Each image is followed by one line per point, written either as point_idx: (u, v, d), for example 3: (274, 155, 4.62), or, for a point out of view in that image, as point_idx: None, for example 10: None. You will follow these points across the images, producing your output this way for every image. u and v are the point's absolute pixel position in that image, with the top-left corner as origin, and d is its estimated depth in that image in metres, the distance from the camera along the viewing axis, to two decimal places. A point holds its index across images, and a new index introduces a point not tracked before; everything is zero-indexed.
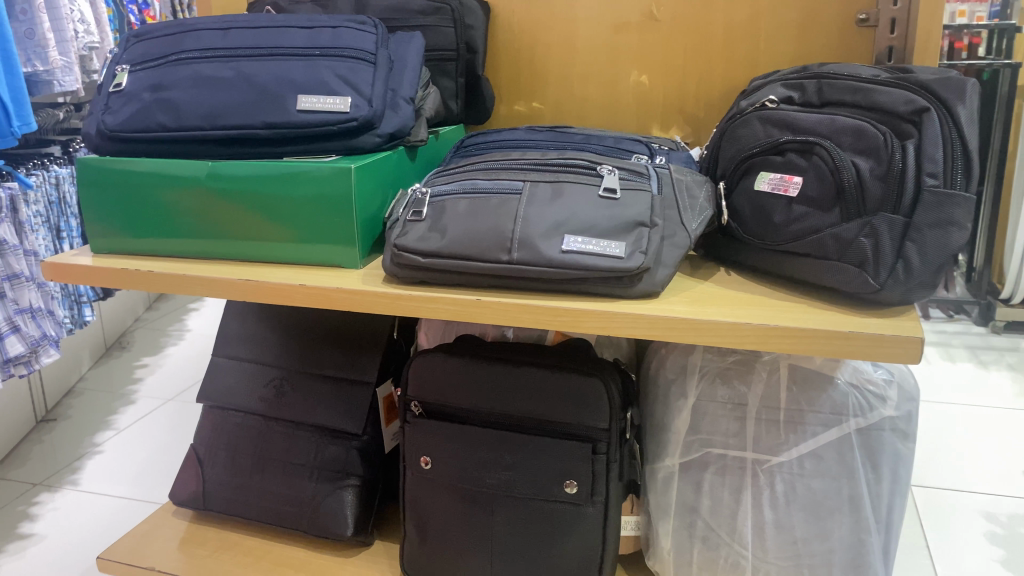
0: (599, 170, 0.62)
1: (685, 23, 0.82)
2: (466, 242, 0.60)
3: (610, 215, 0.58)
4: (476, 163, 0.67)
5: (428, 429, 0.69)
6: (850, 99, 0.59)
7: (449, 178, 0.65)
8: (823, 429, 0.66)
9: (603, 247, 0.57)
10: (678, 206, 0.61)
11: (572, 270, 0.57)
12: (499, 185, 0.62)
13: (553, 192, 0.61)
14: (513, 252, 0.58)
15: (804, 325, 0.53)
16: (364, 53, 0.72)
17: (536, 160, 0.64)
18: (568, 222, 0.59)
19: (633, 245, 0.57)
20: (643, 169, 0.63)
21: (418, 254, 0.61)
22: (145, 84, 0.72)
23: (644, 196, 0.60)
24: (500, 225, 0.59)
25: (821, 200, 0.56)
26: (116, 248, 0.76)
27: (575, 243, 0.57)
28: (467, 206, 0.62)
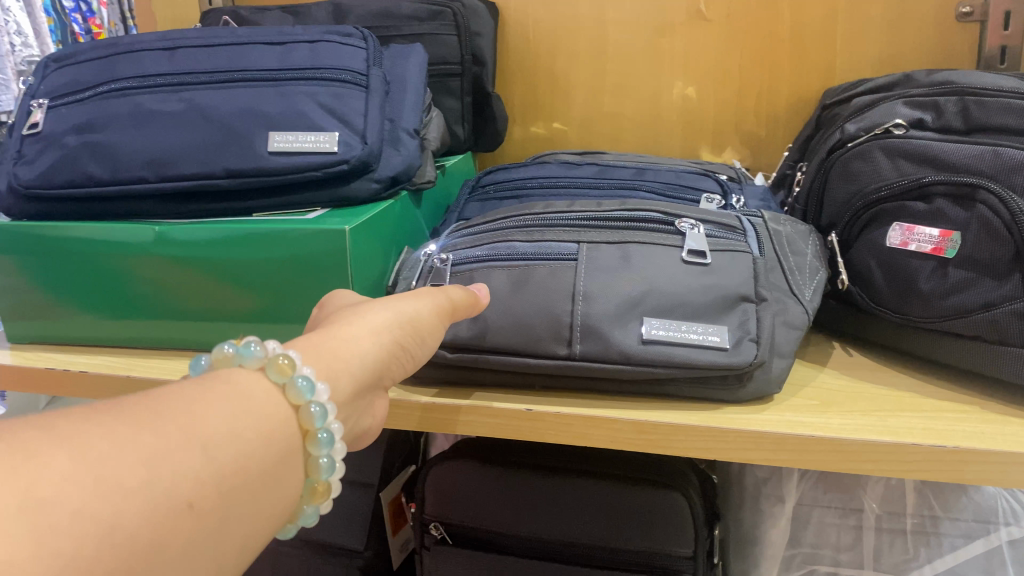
0: (677, 224, 0.46)
1: (742, 23, 0.67)
2: (510, 332, 0.43)
3: (705, 289, 0.43)
4: (507, 215, 0.50)
5: (455, 560, 0.54)
6: (1016, 124, 0.44)
7: (474, 237, 0.49)
8: (964, 542, 0.52)
9: (700, 335, 0.42)
10: (786, 269, 0.47)
11: (659, 368, 0.42)
12: (545, 248, 0.46)
13: (621, 257, 0.45)
14: (575, 345, 0.43)
15: (996, 447, 0.38)
16: (353, 75, 0.56)
17: (588, 210, 0.48)
18: (648, 300, 0.43)
19: (737, 330, 0.42)
20: (732, 219, 0.48)
21: (444, 349, 0.45)
22: (68, 123, 0.56)
23: (744, 258, 0.45)
24: (554, 308, 0.43)
25: (991, 263, 0.41)
26: (46, 334, 0.59)
27: (659, 328, 0.42)
28: (506, 279, 0.45)
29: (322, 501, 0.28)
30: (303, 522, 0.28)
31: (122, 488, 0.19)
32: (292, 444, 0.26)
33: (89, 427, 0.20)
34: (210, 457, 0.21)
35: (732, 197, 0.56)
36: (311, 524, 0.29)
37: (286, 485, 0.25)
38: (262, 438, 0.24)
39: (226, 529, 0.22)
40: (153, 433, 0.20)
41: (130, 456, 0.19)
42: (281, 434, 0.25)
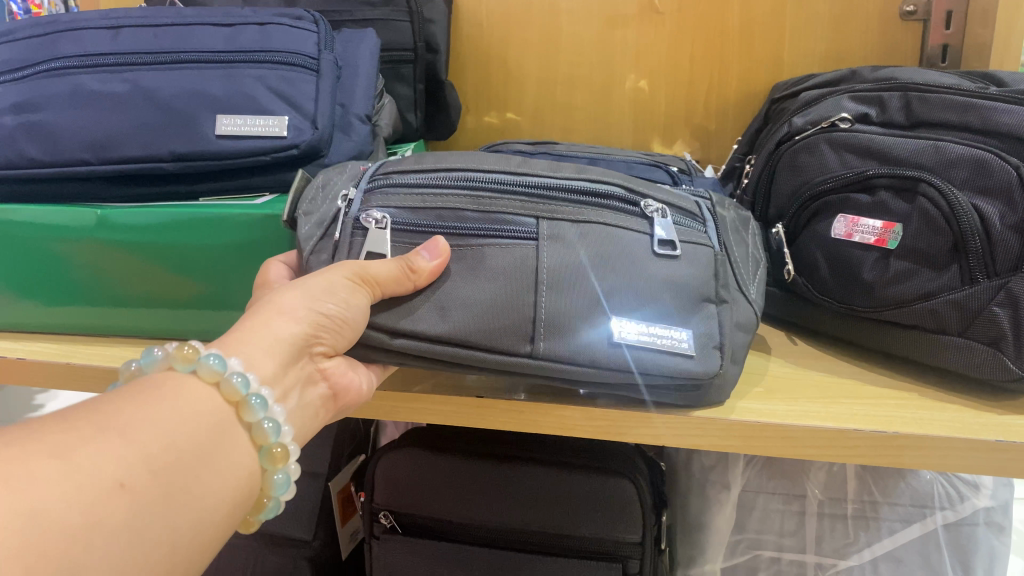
0: (643, 206, 0.43)
1: (693, 16, 0.68)
2: (473, 329, 0.40)
3: (666, 284, 0.41)
4: (442, 166, 0.44)
5: (403, 548, 0.54)
6: (957, 120, 0.45)
7: (411, 192, 0.43)
8: (902, 526, 0.53)
9: (666, 342, 0.40)
10: (734, 255, 0.45)
11: (625, 373, 0.40)
12: (499, 222, 0.42)
13: (583, 239, 0.41)
14: (539, 341, 0.40)
15: (934, 432, 0.39)
16: (302, 58, 0.55)
17: (540, 172, 0.44)
18: (610, 295, 0.40)
19: (699, 335, 0.41)
20: (692, 205, 0.46)
21: (383, 333, 0.40)
22: (3, 102, 0.54)
23: (705, 252, 0.43)
24: (515, 303, 0.40)
25: (932, 255, 0.43)
26: None
27: (626, 330, 0.40)
28: (466, 265, 0.41)
29: (283, 462, 0.32)
30: (279, 493, 0.33)
31: (41, 481, 0.22)
32: (224, 419, 0.30)
33: (27, 432, 0.23)
34: (131, 444, 0.25)
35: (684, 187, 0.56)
36: (288, 491, 0.33)
37: (224, 457, 0.29)
38: (187, 416, 0.28)
39: (155, 510, 0.25)
40: (67, 433, 0.24)
41: (43, 455, 0.23)
42: (210, 414, 0.30)
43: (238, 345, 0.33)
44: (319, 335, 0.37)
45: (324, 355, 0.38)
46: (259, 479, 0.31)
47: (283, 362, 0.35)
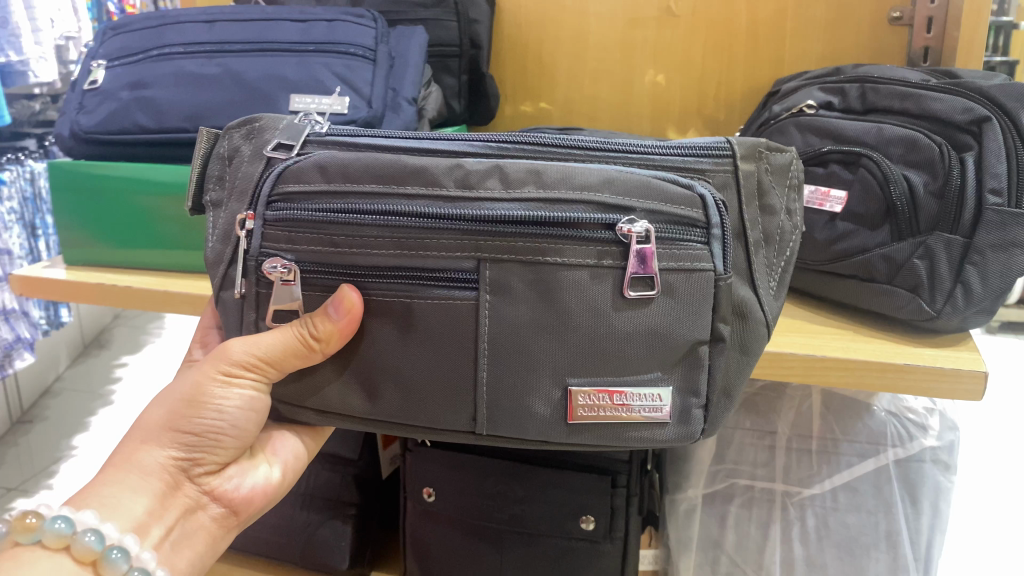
0: (618, 228, 0.40)
1: (704, 17, 0.77)
2: (402, 406, 0.45)
3: (642, 338, 0.42)
4: (351, 190, 0.42)
5: (432, 458, 0.65)
6: (899, 106, 0.53)
7: (320, 231, 0.43)
8: (858, 460, 0.62)
9: (638, 408, 0.43)
10: (749, 245, 0.45)
11: (597, 436, 0.44)
12: (429, 268, 0.42)
13: (534, 288, 0.41)
14: (481, 422, 0.44)
15: (851, 357, 0.48)
16: (362, 50, 0.66)
17: (480, 191, 0.41)
18: (566, 362, 0.42)
19: (684, 397, 0.43)
20: (695, 202, 0.42)
21: (311, 411, 0.47)
22: (123, 81, 0.67)
23: (703, 278, 0.41)
24: (459, 373, 0.43)
25: (869, 217, 0.52)
26: (91, 259, 0.69)
27: (585, 407, 0.43)
28: (400, 326, 0.43)
29: None
30: None
31: None
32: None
33: None
34: None
35: None
36: None
37: None
38: None
39: None
40: None
41: None
42: None
43: (103, 495, 0.42)
44: (198, 450, 0.44)
45: (211, 470, 0.46)
46: None
47: (160, 493, 0.43)
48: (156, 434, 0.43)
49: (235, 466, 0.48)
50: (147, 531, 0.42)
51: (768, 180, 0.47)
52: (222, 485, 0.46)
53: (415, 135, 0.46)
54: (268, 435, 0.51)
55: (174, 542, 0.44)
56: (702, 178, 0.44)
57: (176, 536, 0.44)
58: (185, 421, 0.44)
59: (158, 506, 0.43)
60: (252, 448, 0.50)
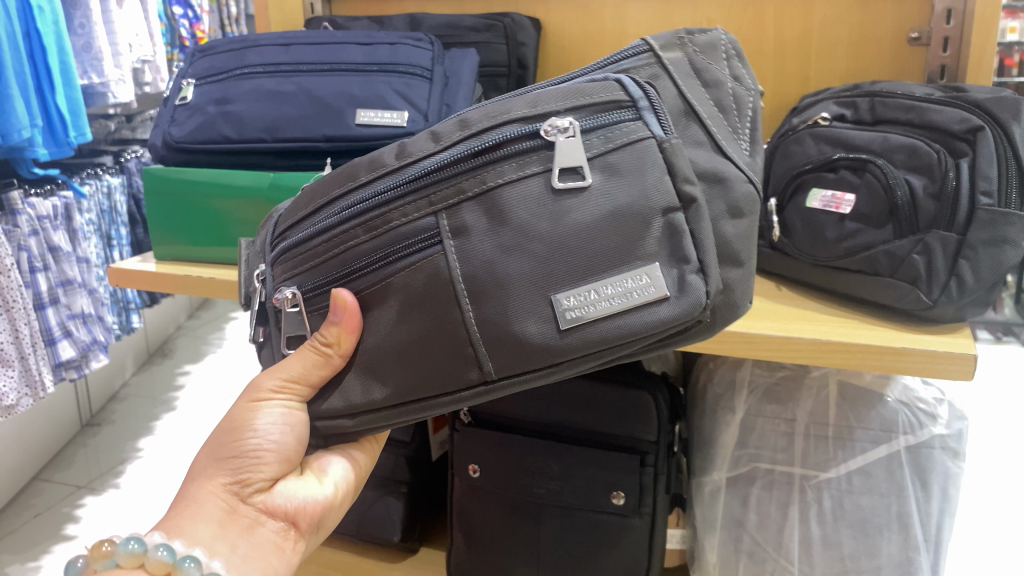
0: (543, 133, 0.42)
1: (735, 39, 0.83)
2: (411, 380, 0.44)
3: (608, 223, 0.41)
4: (322, 202, 0.48)
5: (477, 438, 0.71)
6: (904, 118, 0.59)
7: (305, 248, 0.48)
8: (872, 446, 0.66)
9: (625, 290, 0.41)
10: (701, 119, 0.45)
11: (600, 338, 0.41)
12: (398, 240, 0.44)
13: (488, 217, 0.42)
14: (485, 363, 0.42)
15: (852, 341, 0.54)
16: (420, 70, 0.74)
17: (414, 155, 0.45)
18: (539, 278, 0.41)
19: (676, 267, 0.41)
20: (612, 87, 0.44)
21: (344, 418, 0.47)
22: (210, 97, 0.76)
23: (647, 147, 0.42)
24: (441, 322, 0.43)
25: (874, 216, 0.57)
26: (176, 255, 0.78)
27: (566, 306, 0.41)
28: (390, 307, 0.45)
29: None
30: None
31: None
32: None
33: None
34: None
35: None
36: None
37: None
38: None
39: None
40: None
41: None
42: None
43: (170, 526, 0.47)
44: (245, 471, 0.49)
45: (261, 488, 0.50)
46: None
47: (217, 515, 0.48)
48: (207, 469, 0.49)
49: (284, 481, 0.51)
50: (215, 549, 0.47)
51: (698, 57, 0.47)
52: (274, 501, 0.50)
53: None
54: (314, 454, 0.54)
55: (242, 555, 0.47)
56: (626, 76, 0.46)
57: (242, 550, 0.48)
58: (232, 448, 0.49)
59: (222, 529, 0.47)
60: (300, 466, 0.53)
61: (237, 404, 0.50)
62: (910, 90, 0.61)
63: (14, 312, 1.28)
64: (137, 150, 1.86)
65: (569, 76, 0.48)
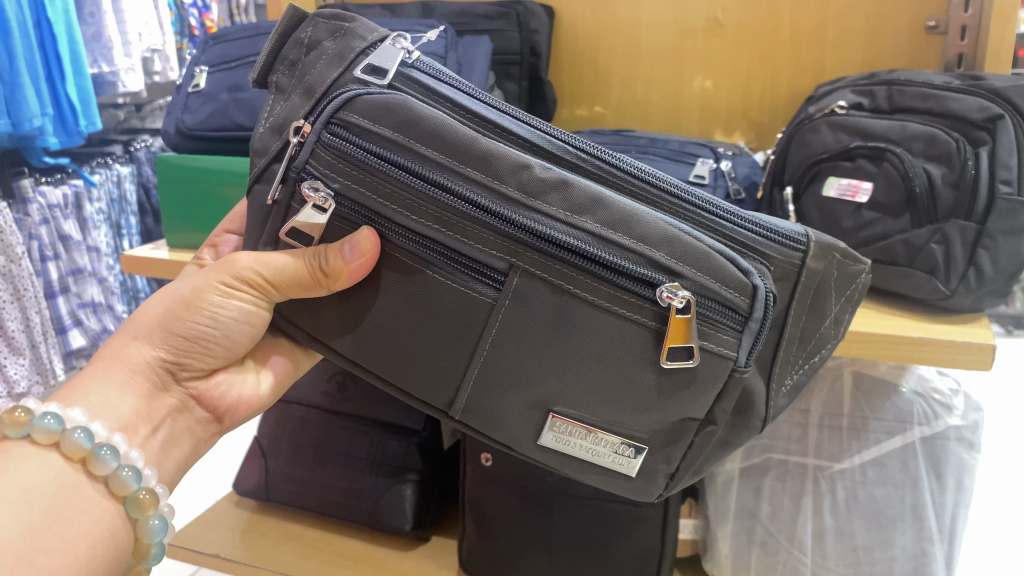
0: (660, 293, 0.42)
1: (750, 26, 0.82)
2: (387, 365, 0.47)
3: (644, 396, 0.45)
4: (410, 148, 0.44)
5: None
6: (922, 106, 0.58)
7: (366, 173, 0.44)
8: (887, 437, 0.66)
9: (612, 451, 0.47)
10: (781, 341, 0.47)
11: (562, 465, 0.49)
12: (464, 254, 0.44)
13: (555, 313, 0.44)
14: (455, 411, 0.47)
15: (870, 331, 0.53)
16: (433, 57, 0.73)
17: (547, 209, 0.43)
18: (569, 394, 0.46)
19: (658, 460, 0.48)
20: (745, 291, 0.44)
21: (302, 333, 0.49)
22: (222, 85, 0.76)
23: (723, 365, 0.44)
24: (455, 360, 0.46)
25: (892, 206, 0.57)
26: (187, 243, 0.77)
27: (555, 440, 0.47)
28: (409, 295, 0.45)
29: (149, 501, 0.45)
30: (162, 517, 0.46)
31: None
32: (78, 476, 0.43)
33: None
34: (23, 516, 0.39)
35: (721, 161, 0.71)
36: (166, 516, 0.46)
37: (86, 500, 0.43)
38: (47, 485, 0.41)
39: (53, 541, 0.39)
40: None
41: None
42: (58, 472, 0.42)
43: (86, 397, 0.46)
44: (187, 356, 0.48)
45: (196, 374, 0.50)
46: (123, 517, 0.44)
47: (145, 394, 0.47)
48: (150, 333, 0.47)
49: (224, 373, 0.52)
50: (135, 431, 0.47)
51: (832, 282, 0.48)
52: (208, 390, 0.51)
53: (499, 106, 0.48)
54: (261, 356, 0.56)
55: (157, 441, 0.48)
56: (766, 263, 0.46)
57: (159, 434, 0.48)
58: (181, 325, 0.48)
59: (144, 405, 0.47)
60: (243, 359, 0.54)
61: (203, 275, 0.48)
62: (927, 79, 0.60)
63: (25, 299, 1.29)
64: (147, 139, 1.86)
65: (723, 210, 0.47)
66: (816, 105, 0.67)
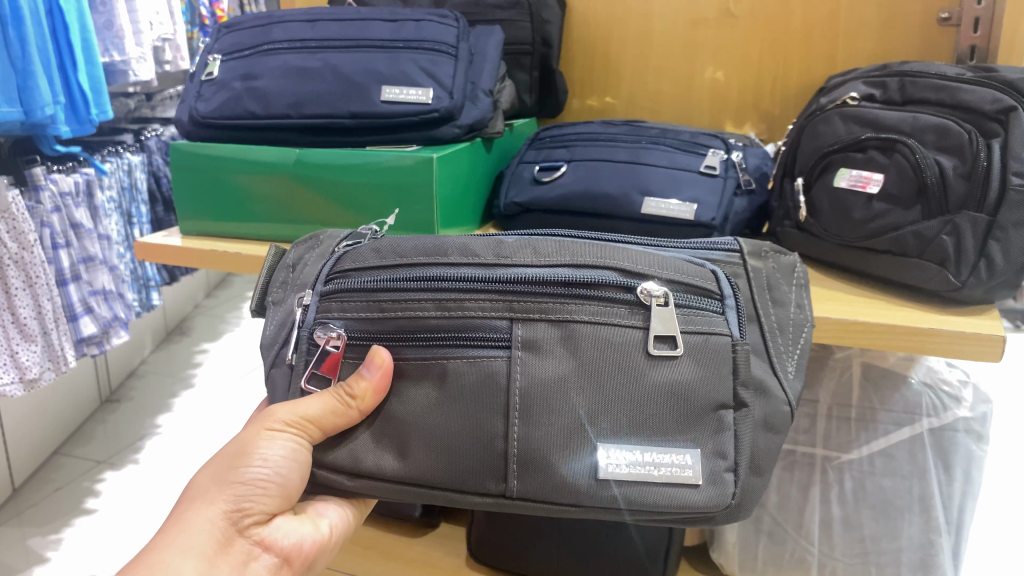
0: (640, 294, 0.46)
1: (762, 17, 0.82)
2: (435, 466, 0.47)
3: (664, 394, 0.46)
4: (398, 265, 0.50)
5: None
6: (934, 98, 0.58)
7: (368, 297, 0.49)
8: (895, 428, 0.67)
9: (669, 468, 0.45)
10: (765, 330, 0.51)
11: (626, 500, 0.46)
12: (466, 326, 0.47)
13: (563, 344, 0.46)
14: (511, 481, 0.47)
15: (880, 321, 0.54)
16: (444, 46, 0.73)
17: (513, 259, 0.48)
18: (588, 417, 0.46)
19: (713, 462, 0.46)
20: (708, 276, 0.49)
21: (342, 476, 0.49)
22: (235, 73, 0.76)
23: (721, 343, 0.47)
24: (491, 431, 0.47)
25: (902, 198, 0.57)
26: (202, 231, 0.78)
27: (611, 461, 0.45)
28: (427, 387, 0.48)
29: None
30: None
31: None
32: None
33: None
34: None
35: (732, 152, 0.71)
36: None
37: None
38: None
39: None
40: None
41: None
42: None
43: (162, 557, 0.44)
44: (247, 500, 0.48)
45: (256, 522, 0.48)
46: None
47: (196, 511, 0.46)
48: (207, 492, 0.47)
49: (283, 518, 0.50)
50: None
51: (777, 276, 0.53)
52: (271, 536, 0.49)
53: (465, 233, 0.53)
54: (313, 501, 0.54)
55: None
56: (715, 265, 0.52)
57: None
58: (237, 472, 0.48)
59: (210, 562, 0.46)
60: (295, 509, 0.53)
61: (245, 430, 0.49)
62: (940, 71, 0.60)
63: (37, 287, 1.29)
64: (157, 127, 1.86)
65: (664, 249, 0.53)
66: (827, 97, 0.67)
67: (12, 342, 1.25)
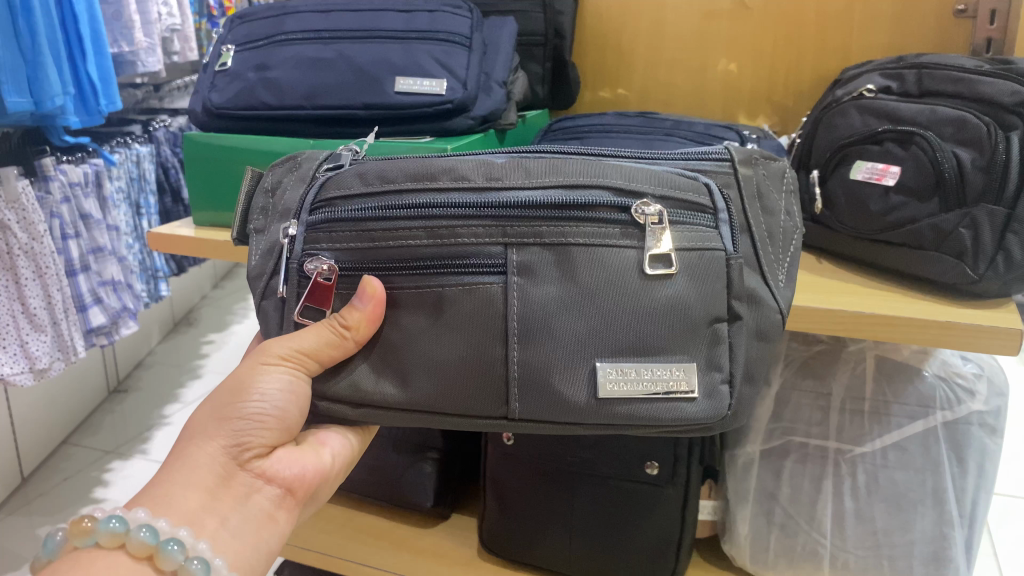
0: (635, 213, 0.47)
1: (776, 9, 0.82)
2: (436, 393, 0.49)
3: (663, 315, 0.46)
4: (388, 190, 0.49)
5: None
6: (952, 90, 0.58)
7: (358, 228, 0.49)
8: (909, 421, 0.66)
9: (664, 381, 0.47)
10: (756, 238, 0.51)
11: (625, 415, 0.47)
12: (459, 254, 0.47)
13: (557, 268, 0.47)
14: (512, 404, 0.48)
15: (896, 314, 0.53)
16: (459, 37, 0.73)
17: (503, 181, 0.48)
18: (589, 345, 0.47)
19: (709, 374, 0.48)
20: (701, 189, 0.50)
21: (345, 406, 0.51)
22: (249, 64, 0.76)
23: (716, 258, 0.48)
24: (490, 357, 0.48)
25: (920, 190, 0.56)
26: (214, 222, 0.78)
27: (611, 372, 0.47)
28: (423, 315, 0.48)
29: None
30: None
31: None
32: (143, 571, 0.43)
33: None
34: None
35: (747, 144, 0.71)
36: None
37: None
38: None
39: None
40: None
41: None
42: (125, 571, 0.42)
43: (164, 508, 0.45)
44: (247, 434, 0.48)
45: (259, 454, 0.49)
46: None
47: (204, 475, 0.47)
48: (206, 427, 0.48)
49: (283, 449, 0.51)
50: (203, 524, 0.45)
51: (766, 184, 0.54)
52: (272, 466, 0.50)
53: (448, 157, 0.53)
54: (313, 432, 0.55)
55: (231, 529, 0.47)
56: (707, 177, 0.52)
57: (234, 523, 0.47)
58: (235, 408, 0.48)
59: (213, 498, 0.46)
60: (296, 441, 0.53)
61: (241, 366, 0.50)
62: (958, 63, 0.60)
63: (47, 277, 1.28)
64: (166, 118, 1.86)
65: (652, 158, 0.53)
66: (842, 88, 0.67)
67: (22, 332, 1.26)
